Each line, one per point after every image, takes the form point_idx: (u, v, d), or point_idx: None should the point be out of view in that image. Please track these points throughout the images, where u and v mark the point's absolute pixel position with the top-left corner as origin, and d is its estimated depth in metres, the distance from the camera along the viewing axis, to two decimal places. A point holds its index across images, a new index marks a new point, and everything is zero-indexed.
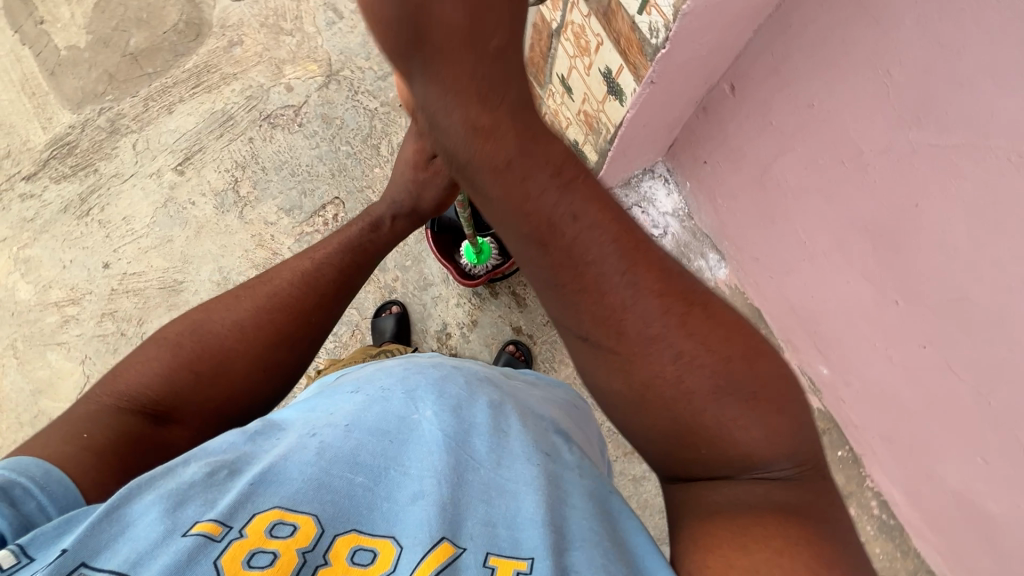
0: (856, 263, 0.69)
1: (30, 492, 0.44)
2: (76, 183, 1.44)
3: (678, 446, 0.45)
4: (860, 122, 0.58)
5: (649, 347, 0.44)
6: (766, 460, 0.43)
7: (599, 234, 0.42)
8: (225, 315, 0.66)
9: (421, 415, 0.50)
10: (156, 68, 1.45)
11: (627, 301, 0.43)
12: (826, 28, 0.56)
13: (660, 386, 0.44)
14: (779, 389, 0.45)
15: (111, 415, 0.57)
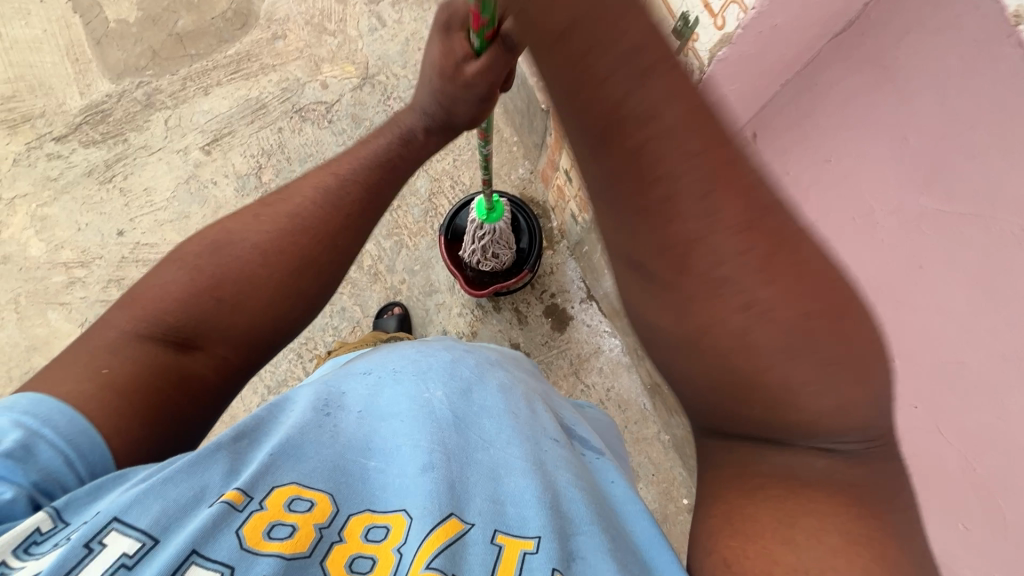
0: None
1: (55, 446, 0.50)
2: (103, 150, 1.47)
3: (728, 400, 0.43)
4: (874, 183, 0.60)
5: (717, 282, 0.40)
6: (829, 432, 0.41)
7: (681, 147, 0.37)
8: (246, 239, 0.67)
9: (431, 398, 0.58)
10: (199, 51, 1.49)
11: (701, 232, 0.38)
12: (848, 91, 0.60)
13: (717, 333, 0.41)
14: (865, 357, 0.40)
15: (136, 344, 0.60)
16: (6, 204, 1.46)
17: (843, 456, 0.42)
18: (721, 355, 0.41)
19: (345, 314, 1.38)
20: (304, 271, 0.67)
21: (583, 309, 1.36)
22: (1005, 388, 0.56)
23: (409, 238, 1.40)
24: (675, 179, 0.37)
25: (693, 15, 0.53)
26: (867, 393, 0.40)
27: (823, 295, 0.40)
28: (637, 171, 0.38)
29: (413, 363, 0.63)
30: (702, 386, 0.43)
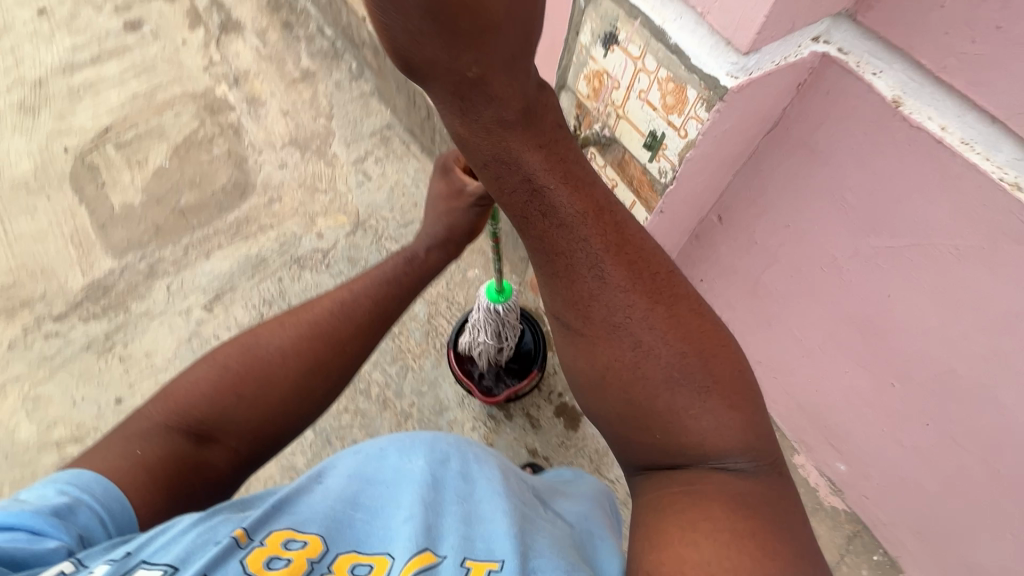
0: (851, 354, 0.80)
1: (91, 507, 0.59)
2: (104, 322, 1.51)
3: (638, 426, 0.59)
4: (829, 234, 0.72)
5: (614, 333, 0.58)
6: (717, 448, 0.56)
7: (569, 234, 0.56)
8: (270, 343, 0.78)
9: (412, 463, 0.63)
10: (201, 221, 1.63)
11: (594, 291, 0.57)
12: (789, 168, 0.72)
13: (619, 368, 0.58)
14: (734, 389, 0.58)
15: (165, 437, 0.71)
16: None
17: (729, 470, 0.56)
18: (623, 387, 0.58)
19: None
20: (314, 372, 0.78)
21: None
22: (996, 385, 0.64)
23: (414, 361, 1.45)
24: (579, 257, 0.57)
25: (660, 132, 0.69)
26: (738, 418, 0.57)
27: (691, 333, 0.58)
28: (551, 248, 0.57)
29: (402, 433, 0.68)
30: (612, 417, 0.60)
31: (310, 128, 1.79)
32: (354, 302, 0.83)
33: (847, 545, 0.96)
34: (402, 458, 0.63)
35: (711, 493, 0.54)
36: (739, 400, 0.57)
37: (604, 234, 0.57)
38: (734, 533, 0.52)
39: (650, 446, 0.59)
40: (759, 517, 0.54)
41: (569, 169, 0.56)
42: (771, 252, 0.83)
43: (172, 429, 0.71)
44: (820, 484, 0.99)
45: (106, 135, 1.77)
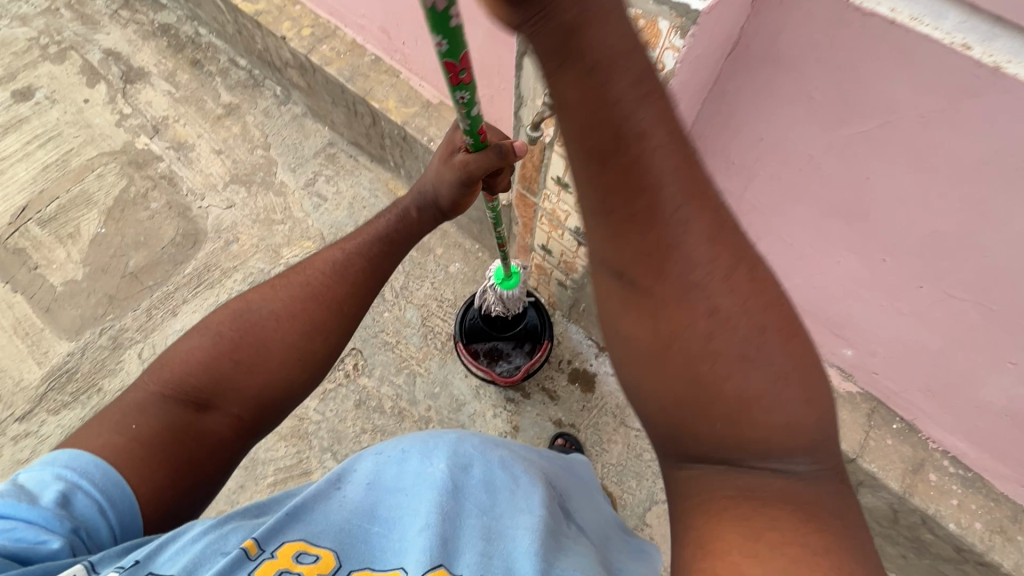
0: (841, 243, 0.87)
1: (90, 496, 0.59)
2: (77, 408, 1.39)
3: (701, 406, 0.51)
4: (803, 135, 0.77)
5: (689, 294, 0.51)
6: (784, 451, 0.50)
7: (663, 158, 0.49)
8: (268, 307, 0.74)
9: (434, 468, 0.68)
10: (157, 279, 1.54)
11: (676, 237, 0.50)
12: (755, 82, 0.76)
13: (688, 338, 0.51)
14: (812, 376, 0.51)
15: (164, 407, 0.68)
16: None
17: (796, 476, 0.50)
18: (689, 361, 0.51)
19: None
20: (312, 335, 0.74)
21: (601, 361, 1.42)
22: (975, 231, 0.72)
23: (419, 366, 1.43)
24: (665, 194, 0.50)
25: None
26: (812, 413, 0.50)
27: (773, 313, 0.51)
28: (638, 179, 0.50)
29: (426, 436, 0.73)
30: (672, 395, 0.52)
31: (248, 162, 1.72)
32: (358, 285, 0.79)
33: (869, 421, 1.04)
34: (423, 463, 0.68)
35: (770, 497, 0.49)
36: (816, 392, 0.51)
37: (688, 175, 0.50)
38: (797, 540, 0.47)
39: (710, 436, 0.51)
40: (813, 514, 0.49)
41: (663, 93, 0.50)
42: (750, 168, 0.88)
43: (171, 401, 0.68)
44: (831, 373, 1.08)
45: (26, 214, 1.63)
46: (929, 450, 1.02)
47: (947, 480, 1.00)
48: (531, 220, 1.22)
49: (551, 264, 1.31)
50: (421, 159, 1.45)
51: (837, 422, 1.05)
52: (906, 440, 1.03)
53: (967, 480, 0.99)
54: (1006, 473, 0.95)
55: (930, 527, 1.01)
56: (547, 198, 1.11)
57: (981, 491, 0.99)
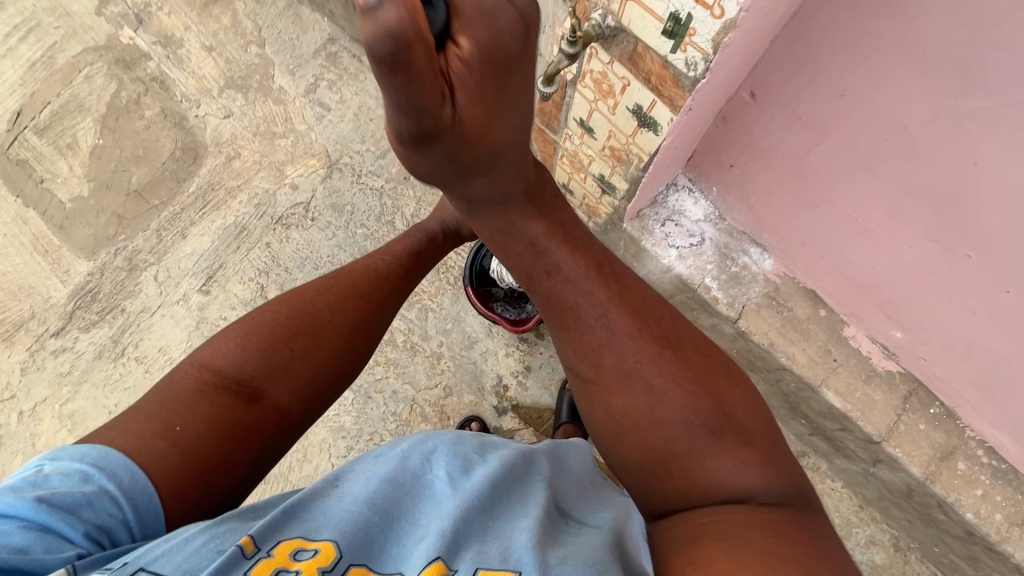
0: (917, 228, 0.71)
1: (118, 503, 0.53)
2: (105, 327, 1.44)
3: (653, 466, 0.65)
4: (900, 99, 0.59)
5: (625, 380, 0.67)
6: (749, 486, 0.62)
7: (583, 289, 0.68)
8: (316, 299, 0.76)
9: (432, 475, 0.64)
10: (162, 198, 1.48)
11: (606, 341, 0.68)
12: (846, 25, 0.56)
13: (636, 415, 0.66)
14: (743, 429, 0.66)
15: (210, 397, 0.65)
16: (28, 414, 1.41)
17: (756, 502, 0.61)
18: (641, 437, 0.66)
19: (398, 397, 1.35)
20: (359, 331, 0.77)
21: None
22: None
23: (431, 301, 1.39)
24: (587, 312, 0.68)
25: (684, 14, 0.53)
26: (756, 452, 0.64)
27: (701, 383, 0.67)
28: (562, 302, 0.69)
29: (422, 437, 0.71)
30: (632, 463, 0.67)
31: (243, 63, 1.54)
32: (392, 282, 0.83)
33: (904, 404, 0.96)
34: (421, 465, 0.65)
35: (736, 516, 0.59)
36: (750, 438, 0.65)
37: (609, 289, 0.68)
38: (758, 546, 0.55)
39: (671, 490, 0.65)
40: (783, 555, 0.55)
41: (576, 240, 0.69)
42: (820, 128, 0.70)
43: (212, 388, 0.66)
44: (872, 351, 0.97)
45: (21, 121, 1.54)
46: (964, 438, 0.95)
47: (976, 469, 0.94)
48: (551, 157, 1.06)
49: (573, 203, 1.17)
50: None
51: (867, 403, 0.97)
52: (942, 426, 0.96)
53: (998, 472, 0.93)
54: None
55: (946, 512, 0.97)
56: (568, 136, 0.95)
57: (1011, 483, 0.93)
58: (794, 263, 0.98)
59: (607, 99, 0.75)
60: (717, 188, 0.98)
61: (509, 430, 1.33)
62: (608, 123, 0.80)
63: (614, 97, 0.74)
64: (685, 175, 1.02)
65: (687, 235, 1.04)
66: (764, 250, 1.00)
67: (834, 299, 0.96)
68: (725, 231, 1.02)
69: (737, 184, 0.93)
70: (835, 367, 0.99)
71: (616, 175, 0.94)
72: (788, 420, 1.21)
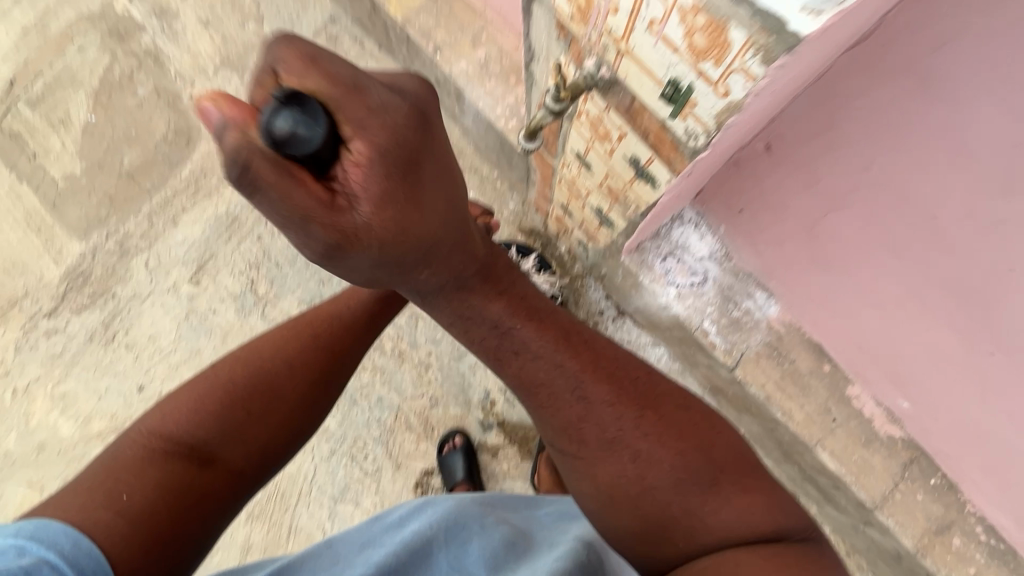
0: (937, 313, 0.64)
1: (56, 568, 0.51)
2: (96, 311, 1.43)
3: (652, 532, 0.65)
4: (935, 186, 0.52)
5: (608, 450, 0.66)
6: (756, 529, 0.62)
7: (548, 363, 0.66)
8: (276, 355, 0.76)
9: (430, 534, 0.69)
10: (154, 182, 1.44)
11: (584, 412, 0.66)
12: (883, 100, 0.49)
13: (625, 485, 0.65)
14: (737, 473, 0.66)
15: (161, 464, 0.63)
16: (21, 393, 1.43)
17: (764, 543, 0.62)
18: (633, 503, 0.65)
19: (383, 403, 1.34)
20: (321, 386, 0.78)
21: (612, 326, 1.29)
22: None
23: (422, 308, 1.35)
24: (561, 384, 0.66)
25: (685, 82, 0.45)
26: (754, 496, 0.64)
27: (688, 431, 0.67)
28: (532, 381, 0.67)
29: (421, 503, 0.77)
30: (627, 534, 0.66)
31: (240, 40, 1.46)
32: (357, 333, 0.82)
33: (903, 472, 0.91)
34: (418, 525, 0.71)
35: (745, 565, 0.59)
36: (749, 483, 0.65)
37: (580, 357, 0.66)
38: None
39: (674, 547, 0.65)
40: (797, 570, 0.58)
41: (533, 314, 0.66)
42: (840, 196, 0.62)
43: (161, 455, 0.64)
44: (875, 413, 0.91)
45: (14, 91, 1.50)
46: (963, 513, 0.89)
47: (973, 547, 0.89)
48: (550, 178, 1.00)
49: (573, 224, 1.10)
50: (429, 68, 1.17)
51: (863, 468, 0.92)
52: (941, 498, 0.90)
53: (995, 552, 0.88)
54: None
55: None
56: (566, 164, 0.87)
57: (1007, 564, 0.88)
58: (799, 315, 0.91)
59: (603, 143, 0.67)
60: (725, 229, 0.90)
61: (493, 446, 1.31)
62: (605, 164, 0.73)
63: (611, 143, 0.66)
64: (693, 208, 0.94)
65: (690, 272, 0.96)
66: (771, 296, 0.92)
67: (840, 357, 0.90)
68: (731, 271, 0.94)
69: (745, 229, 0.85)
70: (833, 427, 0.93)
71: (614, 210, 0.86)
72: (781, 463, 1.17)
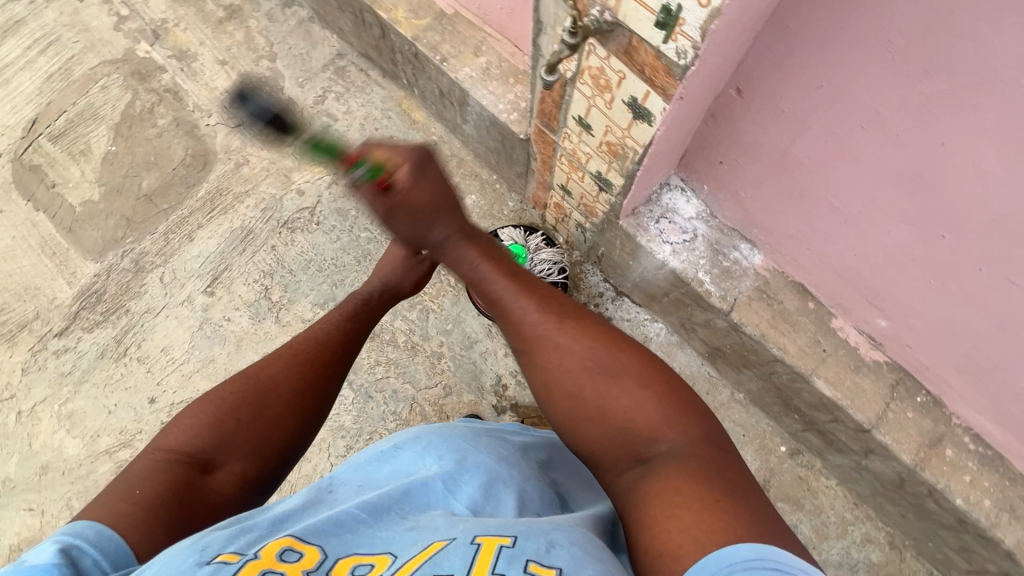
0: (895, 212, 0.76)
1: (85, 549, 0.54)
2: (109, 327, 1.46)
3: (585, 421, 0.67)
4: (872, 87, 0.65)
5: (548, 346, 0.70)
6: (662, 429, 0.62)
7: (486, 268, 0.74)
8: (262, 372, 0.79)
9: (426, 469, 0.64)
10: (171, 203, 1.52)
11: (520, 311, 0.72)
12: (823, 19, 0.63)
13: (557, 376, 0.69)
14: (655, 380, 0.66)
15: (166, 471, 0.65)
16: (27, 414, 1.41)
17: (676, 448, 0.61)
18: (567, 391, 0.68)
19: (398, 396, 1.37)
20: (308, 395, 0.79)
21: (610, 304, 1.38)
22: None
23: (432, 302, 1.42)
24: (496, 286, 0.74)
25: (674, 6, 0.59)
26: (662, 403, 0.64)
27: (592, 335, 0.69)
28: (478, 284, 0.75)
29: (415, 432, 0.71)
30: (563, 422, 0.68)
31: (254, 75, 1.61)
32: (336, 348, 0.86)
33: (892, 393, 1.00)
34: (414, 462, 0.66)
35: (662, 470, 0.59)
36: (668, 395, 0.65)
37: (506, 270, 0.75)
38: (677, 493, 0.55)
39: (598, 440, 0.65)
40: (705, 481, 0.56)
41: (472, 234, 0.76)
42: (802, 119, 0.76)
43: (168, 463, 0.66)
44: (859, 341, 1.01)
45: (36, 128, 1.59)
46: (951, 425, 0.98)
47: (964, 456, 0.97)
48: (550, 157, 1.13)
49: (571, 205, 1.23)
50: (434, 80, 1.32)
51: (856, 392, 1.00)
52: (929, 413, 0.99)
53: (984, 458, 0.96)
54: None
55: (937, 501, 1.00)
56: (567, 136, 1.00)
57: (996, 469, 0.96)
58: (782, 258, 1.03)
59: (604, 95, 0.81)
60: (708, 186, 1.03)
61: None
62: (605, 118, 0.86)
63: (610, 93, 0.80)
64: (678, 175, 1.08)
65: (680, 232, 1.09)
66: (753, 246, 1.05)
67: (821, 292, 1.01)
68: (716, 228, 1.07)
69: (726, 180, 0.98)
70: (824, 358, 1.02)
71: (612, 171, 0.99)
72: (782, 417, 1.24)
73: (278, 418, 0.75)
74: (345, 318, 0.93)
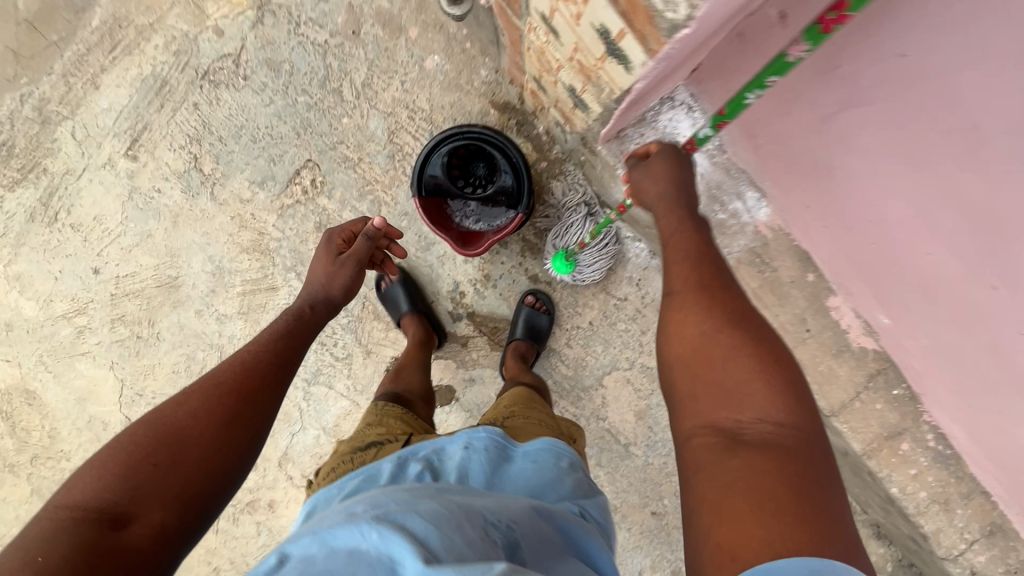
0: (941, 236, 0.63)
1: None
2: (30, 188, 1.31)
3: (698, 386, 0.56)
4: (986, 95, 0.51)
5: (697, 308, 0.60)
6: (765, 426, 0.50)
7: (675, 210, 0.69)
8: (180, 409, 0.67)
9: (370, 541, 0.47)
10: (60, 34, 1.22)
11: (685, 256, 0.65)
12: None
13: (697, 339, 0.58)
14: (794, 383, 0.53)
15: (68, 533, 0.54)
16: None
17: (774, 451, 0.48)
18: (695, 361, 0.57)
19: None
20: (239, 424, 0.70)
21: (574, 216, 1.16)
22: None
23: (385, 193, 1.23)
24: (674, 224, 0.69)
25: None
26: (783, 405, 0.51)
27: (736, 327, 0.57)
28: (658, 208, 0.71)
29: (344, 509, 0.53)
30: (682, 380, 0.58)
31: None
32: (266, 369, 0.76)
33: (868, 382, 0.89)
34: (353, 534, 0.48)
35: (745, 465, 0.47)
36: (799, 404, 0.52)
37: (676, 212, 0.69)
38: (757, 502, 0.45)
39: (704, 411, 0.54)
40: (807, 498, 0.45)
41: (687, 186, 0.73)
42: (861, 89, 0.61)
43: (73, 523, 0.55)
44: (852, 325, 0.87)
45: None
46: (918, 421, 0.90)
47: (920, 451, 0.91)
48: (518, 43, 0.83)
49: (548, 101, 0.94)
50: None
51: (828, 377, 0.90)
52: (900, 407, 0.90)
53: (940, 457, 0.90)
54: (988, 468, 0.85)
55: (875, 481, 0.97)
56: (533, 30, 0.71)
57: (948, 467, 0.91)
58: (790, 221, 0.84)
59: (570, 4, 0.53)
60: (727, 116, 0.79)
61: (463, 337, 1.29)
62: (574, 32, 0.58)
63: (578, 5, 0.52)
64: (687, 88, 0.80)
65: None
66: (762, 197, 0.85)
67: (825, 268, 0.83)
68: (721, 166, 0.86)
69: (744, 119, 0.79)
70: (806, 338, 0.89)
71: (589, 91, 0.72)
72: None
73: (213, 455, 0.66)
74: (277, 336, 0.82)
